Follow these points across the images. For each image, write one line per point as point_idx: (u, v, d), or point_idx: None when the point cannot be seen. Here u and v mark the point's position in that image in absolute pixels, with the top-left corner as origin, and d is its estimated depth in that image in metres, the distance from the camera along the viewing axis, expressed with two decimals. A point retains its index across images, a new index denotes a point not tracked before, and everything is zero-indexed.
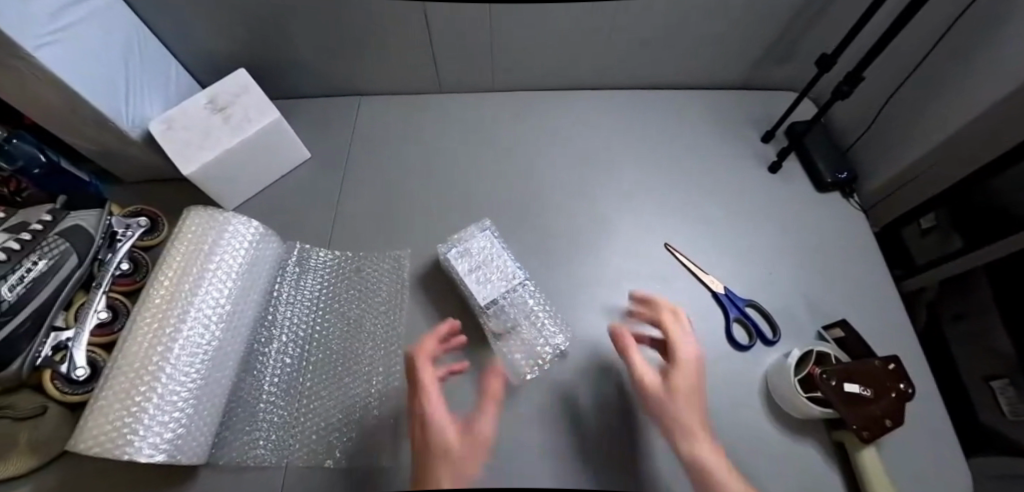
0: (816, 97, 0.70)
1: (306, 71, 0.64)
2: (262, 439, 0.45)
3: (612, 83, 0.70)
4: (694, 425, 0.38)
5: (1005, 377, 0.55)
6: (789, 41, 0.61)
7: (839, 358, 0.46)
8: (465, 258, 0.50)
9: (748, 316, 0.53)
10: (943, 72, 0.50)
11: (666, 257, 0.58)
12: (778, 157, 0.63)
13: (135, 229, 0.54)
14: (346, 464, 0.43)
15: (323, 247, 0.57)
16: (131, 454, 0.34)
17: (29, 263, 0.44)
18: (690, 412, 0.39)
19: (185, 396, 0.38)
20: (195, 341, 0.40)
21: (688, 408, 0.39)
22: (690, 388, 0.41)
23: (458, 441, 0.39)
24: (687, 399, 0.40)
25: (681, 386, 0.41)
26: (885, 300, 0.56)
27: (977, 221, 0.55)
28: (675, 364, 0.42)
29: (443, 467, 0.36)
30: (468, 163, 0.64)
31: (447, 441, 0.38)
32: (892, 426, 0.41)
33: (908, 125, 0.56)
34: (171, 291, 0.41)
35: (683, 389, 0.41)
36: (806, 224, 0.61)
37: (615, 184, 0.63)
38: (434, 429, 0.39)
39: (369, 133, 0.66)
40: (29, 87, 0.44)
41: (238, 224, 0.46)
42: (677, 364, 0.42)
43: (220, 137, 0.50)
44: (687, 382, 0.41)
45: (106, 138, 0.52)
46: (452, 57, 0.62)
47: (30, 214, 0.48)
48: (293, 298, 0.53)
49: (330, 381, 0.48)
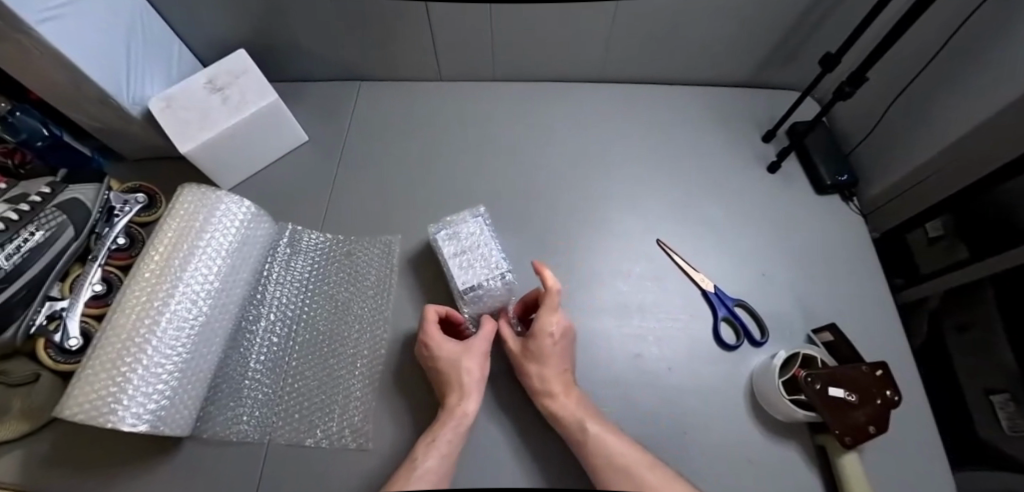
0: (820, 98, 0.69)
1: (309, 56, 0.64)
2: (247, 415, 0.45)
3: (614, 77, 0.70)
4: (554, 392, 0.42)
5: (1005, 391, 0.54)
6: (793, 43, 0.60)
7: (825, 361, 0.45)
8: (452, 241, 0.50)
9: (736, 316, 0.52)
10: (951, 75, 0.49)
11: (659, 254, 0.57)
12: (777, 157, 0.63)
13: (133, 205, 0.55)
14: (326, 443, 0.44)
15: (316, 229, 0.57)
16: (114, 422, 0.35)
17: (26, 234, 0.45)
18: (551, 381, 0.43)
19: (170, 369, 0.39)
20: (182, 315, 0.41)
21: (549, 379, 0.43)
22: (550, 362, 0.43)
23: (466, 357, 0.43)
24: (547, 371, 0.43)
25: (537, 361, 0.44)
26: (880, 307, 0.55)
27: (983, 230, 0.53)
28: (546, 335, 0.44)
29: (463, 376, 0.42)
30: (466, 153, 0.64)
31: (455, 361, 0.43)
32: (875, 433, 0.41)
33: (912, 131, 0.55)
34: (160, 265, 0.42)
35: (538, 365, 0.44)
36: (803, 226, 0.60)
37: (611, 178, 0.63)
38: (443, 355, 0.43)
39: (370, 119, 0.67)
40: (35, 64, 0.45)
41: (229, 203, 0.47)
42: (536, 340, 0.44)
43: (215, 116, 0.51)
44: (549, 356, 0.44)
45: (108, 115, 0.53)
46: (452, 47, 0.62)
47: (30, 187, 0.49)
48: (283, 279, 0.54)
49: (315, 361, 0.49)
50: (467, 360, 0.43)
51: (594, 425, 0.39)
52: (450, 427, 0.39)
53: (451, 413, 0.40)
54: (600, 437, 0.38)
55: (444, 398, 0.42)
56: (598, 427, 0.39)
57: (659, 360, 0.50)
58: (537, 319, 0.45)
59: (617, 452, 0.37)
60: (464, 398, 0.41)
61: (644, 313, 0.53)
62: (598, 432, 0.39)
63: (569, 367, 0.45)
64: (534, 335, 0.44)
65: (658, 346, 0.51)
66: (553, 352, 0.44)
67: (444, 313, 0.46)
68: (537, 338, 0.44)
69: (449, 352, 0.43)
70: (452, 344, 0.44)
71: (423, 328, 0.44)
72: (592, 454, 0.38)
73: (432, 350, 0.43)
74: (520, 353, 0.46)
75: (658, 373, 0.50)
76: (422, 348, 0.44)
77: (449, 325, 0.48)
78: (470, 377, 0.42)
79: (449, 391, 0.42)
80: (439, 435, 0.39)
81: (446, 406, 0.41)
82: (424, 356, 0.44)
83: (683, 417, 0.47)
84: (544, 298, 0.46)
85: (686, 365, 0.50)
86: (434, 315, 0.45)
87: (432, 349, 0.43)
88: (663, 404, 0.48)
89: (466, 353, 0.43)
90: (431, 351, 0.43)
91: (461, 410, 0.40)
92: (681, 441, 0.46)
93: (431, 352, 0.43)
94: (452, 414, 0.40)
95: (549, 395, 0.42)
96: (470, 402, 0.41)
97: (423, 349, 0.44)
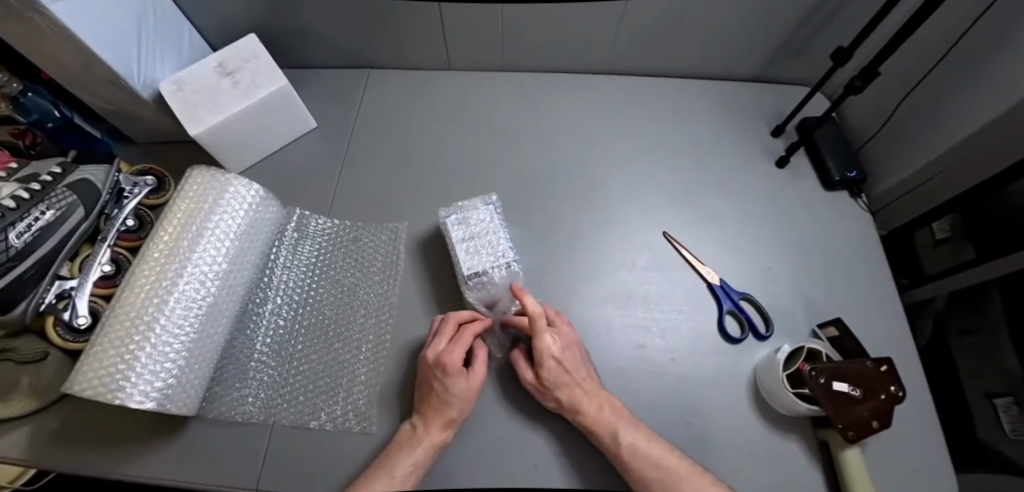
0: (830, 94, 0.69)
1: (318, 42, 0.65)
2: (252, 396, 0.46)
3: (623, 69, 0.70)
4: (584, 408, 0.41)
5: (1008, 395, 0.54)
6: (804, 37, 0.60)
7: (829, 355, 0.45)
8: (462, 226, 0.50)
9: (741, 309, 0.52)
10: (963, 71, 0.48)
11: (665, 246, 0.57)
12: (786, 152, 0.62)
13: (142, 187, 0.55)
14: (331, 426, 0.44)
15: (323, 215, 0.58)
16: (122, 398, 0.35)
17: (37, 212, 0.45)
18: (579, 400, 0.42)
19: (178, 348, 0.39)
20: (190, 295, 0.41)
21: (579, 397, 0.42)
22: (574, 382, 0.43)
23: (465, 396, 0.42)
24: (573, 390, 0.42)
25: (557, 384, 0.42)
26: (888, 305, 0.55)
27: (988, 232, 0.53)
28: (556, 357, 0.43)
29: (454, 415, 0.41)
30: (473, 142, 0.64)
31: (461, 396, 0.41)
32: (878, 428, 0.41)
33: (922, 129, 0.55)
34: (169, 245, 0.42)
35: (567, 385, 0.42)
36: (810, 222, 0.60)
37: (618, 170, 0.63)
38: (452, 388, 0.41)
39: (378, 107, 0.67)
40: (47, 44, 0.45)
41: (238, 186, 0.47)
42: (545, 370, 0.42)
43: (226, 100, 0.51)
44: (570, 377, 0.43)
45: (118, 97, 0.54)
46: (461, 36, 0.62)
47: (41, 167, 0.50)
48: (290, 263, 0.54)
49: (319, 345, 0.49)
50: (465, 400, 0.42)
51: (627, 433, 0.40)
52: (420, 453, 0.39)
53: (427, 439, 0.40)
54: (635, 444, 0.39)
55: (424, 414, 0.41)
56: (631, 433, 0.40)
57: (663, 351, 0.51)
58: (534, 345, 0.44)
59: (659, 461, 0.38)
60: (446, 430, 0.41)
61: (648, 304, 0.54)
62: (632, 440, 0.39)
63: (589, 375, 0.44)
64: (538, 362, 0.43)
65: (662, 338, 0.51)
66: (571, 370, 0.43)
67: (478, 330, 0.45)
68: (544, 362, 0.43)
69: (459, 390, 0.41)
70: (464, 381, 0.42)
71: (449, 351, 0.42)
72: (635, 468, 0.38)
73: (447, 376, 0.41)
74: (538, 387, 0.43)
75: (662, 365, 0.50)
76: (437, 368, 0.42)
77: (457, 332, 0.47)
78: (459, 413, 0.41)
79: (436, 418, 0.41)
80: (408, 454, 0.39)
81: (425, 427, 0.40)
82: (433, 374, 0.42)
83: (685, 410, 0.47)
84: (529, 323, 0.45)
85: (689, 358, 0.50)
86: (471, 334, 0.44)
87: (450, 376, 0.41)
88: (667, 397, 0.48)
89: (469, 387, 0.42)
90: (447, 376, 0.41)
91: (435, 441, 0.40)
92: (682, 434, 0.46)
93: (445, 376, 0.41)
94: (425, 438, 0.40)
95: (580, 412, 0.41)
96: (445, 433, 0.41)
97: (438, 371, 0.42)
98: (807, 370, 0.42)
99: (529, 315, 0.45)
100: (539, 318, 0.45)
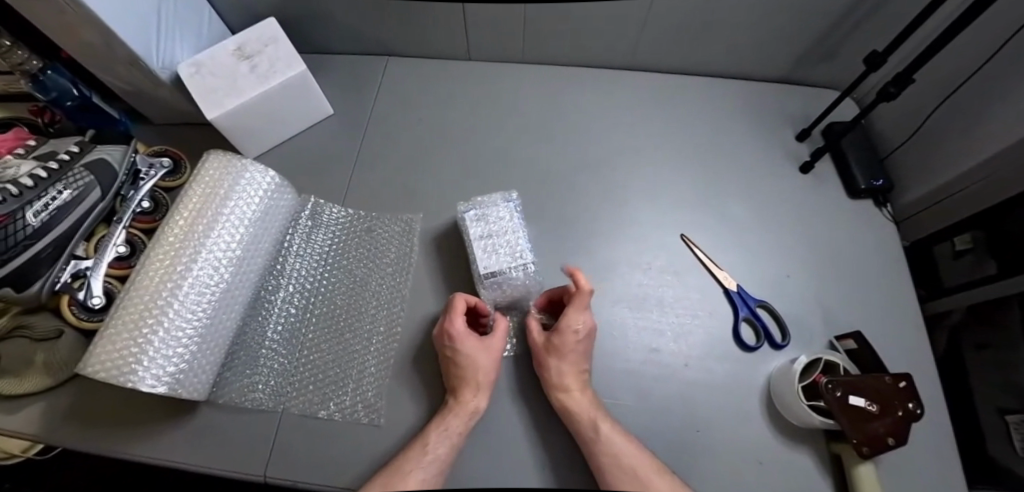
0: (859, 98, 0.67)
1: (339, 29, 0.64)
2: (261, 384, 0.46)
3: (645, 66, 0.68)
4: (568, 387, 0.42)
5: (1021, 413, 0.52)
6: (835, 40, 0.58)
7: (846, 369, 0.44)
8: (481, 223, 0.50)
9: (757, 317, 0.51)
10: (1003, 80, 0.46)
11: (681, 248, 0.56)
12: (811, 158, 0.60)
13: (157, 169, 0.55)
14: (339, 417, 0.44)
15: (338, 204, 0.57)
16: (134, 382, 0.35)
17: (54, 192, 0.45)
18: (566, 377, 0.42)
19: (191, 333, 0.39)
20: (204, 281, 0.41)
21: (566, 375, 0.43)
22: (569, 359, 0.43)
23: (483, 354, 0.43)
24: (565, 367, 0.43)
25: (557, 355, 0.43)
26: (906, 316, 0.53)
27: (1009, 245, 0.52)
28: (577, 335, 0.43)
29: (479, 374, 0.42)
30: (489, 134, 0.63)
31: (476, 357, 0.43)
32: (893, 445, 0.39)
33: (955, 139, 0.53)
34: (184, 231, 0.42)
35: (558, 360, 0.43)
36: (831, 228, 0.58)
37: (635, 168, 0.62)
38: (464, 350, 0.43)
39: (396, 96, 0.66)
40: (64, 23, 0.44)
41: (254, 172, 0.47)
42: (558, 339, 0.43)
43: (245, 84, 0.51)
44: (569, 352, 0.43)
45: (136, 77, 0.53)
46: (483, 27, 0.61)
47: (59, 146, 0.50)
48: (303, 251, 0.54)
49: (329, 335, 0.49)
50: (484, 358, 0.43)
51: (606, 425, 0.40)
52: (457, 418, 0.40)
53: (463, 406, 0.41)
54: (610, 436, 0.39)
55: (452, 387, 0.42)
56: (610, 428, 0.40)
57: (676, 355, 0.50)
58: (563, 316, 0.45)
59: (623, 452, 0.38)
60: (477, 394, 0.42)
61: (663, 308, 0.53)
62: (610, 432, 0.39)
63: (587, 367, 0.44)
64: (558, 331, 0.43)
65: (676, 343, 0.51)
66: (576, 349, 0.43)
67: (473, 303, 0.46)
68: (557, 336, 0.43)
69: (472, 350, 0.43)
70: (473, 339, 0.44)
71: (450, 320, 0.44)
72: (600, 454, 0.38)
73: (460, 347, 0.42)
74: (542, 347, 0.45)
75: (673, 369, 0.49)
76: (444, 338, 0.44)
77: (470, 313, 0.48)
78: (484, 374, 0.42)
79: (463, 385, 0.42)
80: (449, 423, 0.40)
81: (458, 397, 0.41)
82: (444, 348, 0.44)
83: (694, 414, 0.47)
84: (573, 297, 0.45)
85: (702, 363, 0.50)
86: (464, 300, 0.45)
87: (461, 344, 0.43)
88: (674, 402, 0.47)
89: (483, 349, 0.43)
90: (459, 346, 0.42)
91: (473, 406, 0.41)
92: (688, 438, 0.45)
93: (458, 347, 0.42)
94: (463, 409, 0.41)
95: (563, 389, 0.42)
96: (477, 398, 0.42)
97: (446, 343, 0.43)
98: (824, 381, 0.41)
99: (575, 290, 0.45)
100: (582, 296, 0.45)
